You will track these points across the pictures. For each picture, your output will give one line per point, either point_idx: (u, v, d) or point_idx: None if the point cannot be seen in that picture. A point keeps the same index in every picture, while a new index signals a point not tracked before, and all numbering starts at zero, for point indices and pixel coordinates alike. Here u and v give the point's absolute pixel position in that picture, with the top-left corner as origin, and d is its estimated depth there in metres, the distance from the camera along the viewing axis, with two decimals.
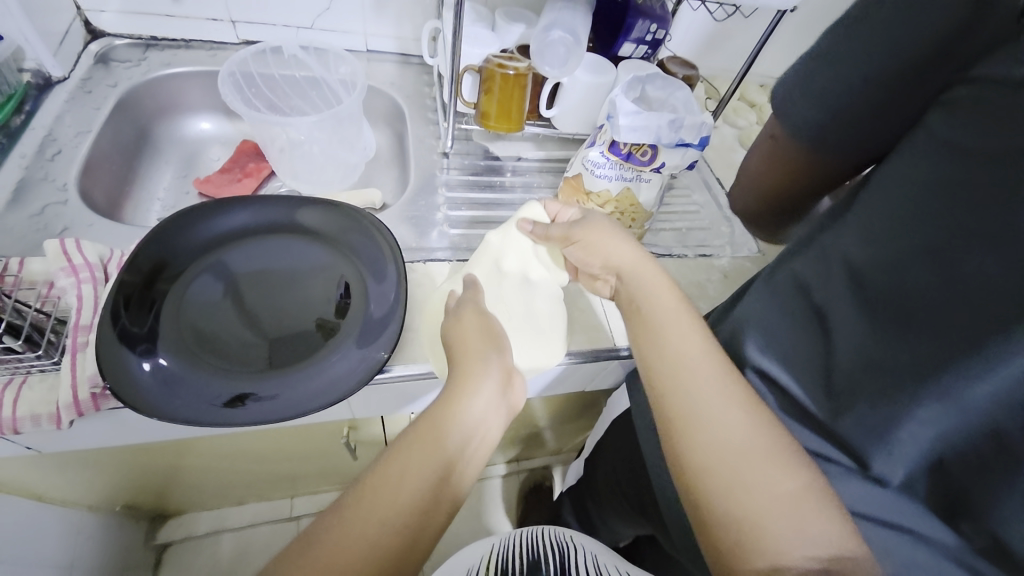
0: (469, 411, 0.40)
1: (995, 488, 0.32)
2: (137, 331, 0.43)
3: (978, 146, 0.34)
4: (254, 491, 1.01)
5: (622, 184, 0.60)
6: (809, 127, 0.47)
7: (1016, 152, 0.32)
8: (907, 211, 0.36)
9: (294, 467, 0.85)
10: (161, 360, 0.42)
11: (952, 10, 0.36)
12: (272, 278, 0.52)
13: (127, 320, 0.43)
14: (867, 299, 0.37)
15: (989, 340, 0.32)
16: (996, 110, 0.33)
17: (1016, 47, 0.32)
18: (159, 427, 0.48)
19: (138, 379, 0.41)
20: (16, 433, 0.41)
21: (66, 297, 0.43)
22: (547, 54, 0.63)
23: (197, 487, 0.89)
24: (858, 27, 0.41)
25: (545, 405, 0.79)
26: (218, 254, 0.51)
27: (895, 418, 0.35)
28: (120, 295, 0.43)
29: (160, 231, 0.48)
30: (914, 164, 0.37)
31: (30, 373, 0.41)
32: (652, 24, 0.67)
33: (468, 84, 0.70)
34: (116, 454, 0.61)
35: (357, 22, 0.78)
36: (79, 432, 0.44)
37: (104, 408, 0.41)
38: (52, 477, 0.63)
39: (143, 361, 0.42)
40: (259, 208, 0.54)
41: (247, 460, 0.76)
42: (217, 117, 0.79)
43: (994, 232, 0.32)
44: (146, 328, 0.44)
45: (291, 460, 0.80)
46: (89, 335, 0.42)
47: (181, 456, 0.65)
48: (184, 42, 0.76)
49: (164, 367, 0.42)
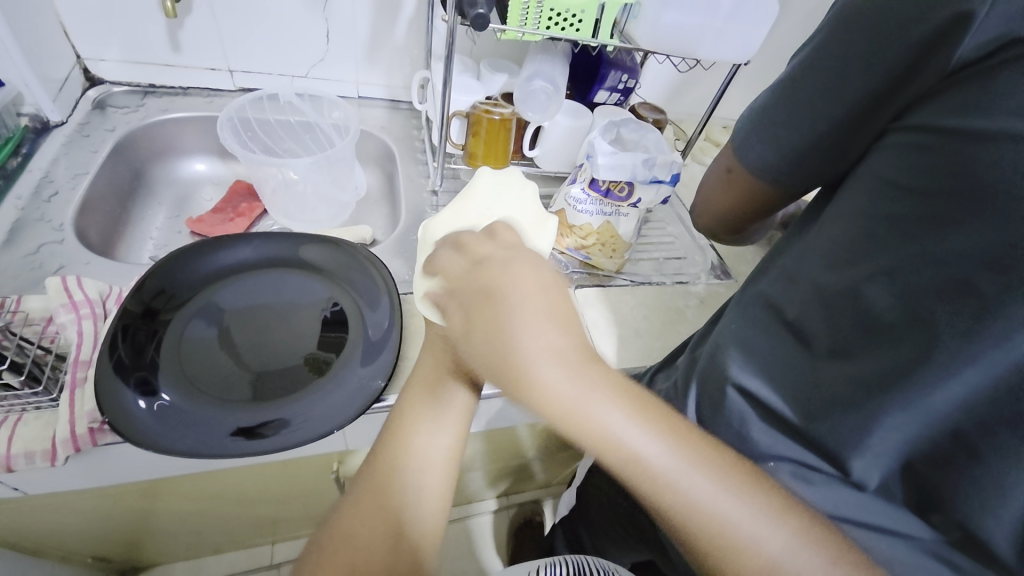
0: (416, 433, 0.40)
1: (961, 484, 0.34)
2: (133, 365, 0.43)
3: (916, 184, 0.35)
4: (233, 539, 0.97)
5: (602, 219, 0.65)
6: (766, 165, 0.46)
7: (954, 190, 0.33)
8: (863, 240, 0.38)
9: (278, 509, 0.83)
10: (164, 396, 0.43)
11: (890, 56, 0.36)
12: (269, 312, 0.53)
13: (125, 351, 0.43)
14: (830, 320, 0.39)
15: (946, 360, 0.33)
16: (931, 153, 0.35)
17: (945, 98, 0.34)
18: (153, 465, 0.47)
19: (135, 415, 0.41)
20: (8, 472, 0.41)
21: (66, 333, 0.44)
22: (529, 100, 0.69)
23: (174, 535, 0.85)
24: (803, 70, 0.41)
25: (535, 433, 0.80)
26: (218, 288, 0.53)
27: (866, 427, 0.37)
28: (121, 325, 0.45)
29: (164, 265, 0.50)
30: (864, 198, 0.38)
31: (27, 410, 0.41)
32: (623, 75, 0.74)
33: (456, 127, 0.75)
34: (98, 499, 0.59)
35: (349, 72, 0.83)
36: (72, 471, 0.44)
37: (101, 443, 0.41)
38: (26, 526, 0.60)
39: (140, 399, 0.42)
40: (259, 244, 0.56)
41: (232, 502, 0.74)
42: (211, 158, 0.81)
43: (939, 260, 0.33)
44: (145, 360, 0.45)
45: (278, 500, 0.78)
46: (88, 370, 0.42)
47: (165, 499, 0.64)
48: (181, 89, 0.79)
49: (166, 402, 0.43)
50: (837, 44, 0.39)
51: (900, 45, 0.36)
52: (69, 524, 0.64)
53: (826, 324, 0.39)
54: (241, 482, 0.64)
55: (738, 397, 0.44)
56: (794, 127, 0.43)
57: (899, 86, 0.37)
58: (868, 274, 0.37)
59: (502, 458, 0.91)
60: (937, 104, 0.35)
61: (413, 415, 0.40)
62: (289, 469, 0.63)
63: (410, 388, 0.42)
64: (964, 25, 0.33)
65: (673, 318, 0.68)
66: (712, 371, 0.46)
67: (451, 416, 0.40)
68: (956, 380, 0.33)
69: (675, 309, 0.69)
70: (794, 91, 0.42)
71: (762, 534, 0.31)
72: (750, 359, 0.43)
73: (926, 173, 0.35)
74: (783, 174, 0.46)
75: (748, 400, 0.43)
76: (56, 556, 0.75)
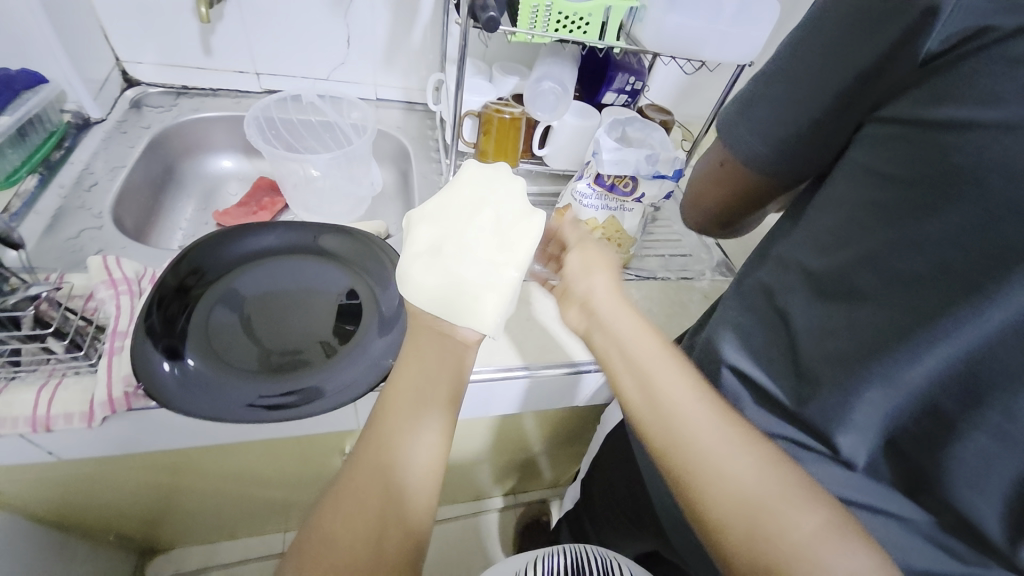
0: (398, 425, 0.39)
1: (947, 462, 0.34)
2: (164, 333, 0.47)
3: (898, 168, 0.36)
4: (249, 524, 1.00)
5: (608, 213, 0.67)
6: (754, 157, 0.47)
7: (934, 172, 0.34)
8: (851, 224, 0.39)
9: (292, 493, 0.86)
10: (189, 362, 0.47)
11: (871, 45, 0.38)
12: (290, 295, 0.56)
13: (157, 318, 0.47)
14: (817, 303, 0.40)
15: (926, 337, 0.33)
16: (913, 138, 0.36)
17: (922, 89, 0.36)
18: (177, 433, 0.50)
19: (160, 377, 0.44)
20: (47, 433, 0.44)
21: (105, 307, 0.47)
22: (538, 100, 0.72)
23: (193, 516, 0.89)
24: (793, 59, 0.43)
25: (542, 426, 0.82)
26: (245, 270, 0.56)
27: (846, 406, 0.37)
28: (156, 295, 0.48)
29: (197, 245, 0.54)
30: (852, 184, 0.40)
31: (67, 375, 0.44)
32: (630, 76, 0.77)
33: (468, 127, 0.78)
34: (126, 472, 0.63)
35: (369, 75, 0.87)
36: (104, 434, 0.47)
37: (135, 407, 0.44)
38: (59, 495, 0.64)
39: (166, 362, 0.45)
40: (285, 231, 0.59)
41: (249, 484, 0.78)
42: (237, 156, 0.86)
43: (920, 239, 0.34)
44: (174, 329, 0.48)
45: (292, 484, 0.81)
46: (125, 340, 0.46)
47: (187, 475, 0.67)
48: (212, 91, 0.84)
49: (189, 368, 0.46)
50: (823, 37, 0.41)
51: (881, 34, 0.38)
52: (98, 496, 0.68)
53: (815, 307, 0.40)
54: (258, 461, 0.67)
55: (731, 380, 0.45)
56: (784, 119, 0.45)
57: (878, 76, 0.39)
58: (854, 257, 0.38)
59: (509, 451, 0.93)
60: (914, 96, 0.36)
61: (394, 409, 0.39)
62: (304, 449, 0.66)
63: (390, 382, 0.41)
64: (930, 22, 0.35)
65: (677, 312, 0.69)
66: (706, 357, 0.47)
67: (435, 405, 0.40)
68: (928, 356, 0.34)
69: (679, 304, 0.71)
70: (781, 86, 0.44)
71: (738, 464, 0.34)
72: (744, 345, 0.44)
73: (911, 161, 0.36)
74: (774, 166, 0.47)
75: (739, 383, 0.44)
76: (84, 529, 0.79)
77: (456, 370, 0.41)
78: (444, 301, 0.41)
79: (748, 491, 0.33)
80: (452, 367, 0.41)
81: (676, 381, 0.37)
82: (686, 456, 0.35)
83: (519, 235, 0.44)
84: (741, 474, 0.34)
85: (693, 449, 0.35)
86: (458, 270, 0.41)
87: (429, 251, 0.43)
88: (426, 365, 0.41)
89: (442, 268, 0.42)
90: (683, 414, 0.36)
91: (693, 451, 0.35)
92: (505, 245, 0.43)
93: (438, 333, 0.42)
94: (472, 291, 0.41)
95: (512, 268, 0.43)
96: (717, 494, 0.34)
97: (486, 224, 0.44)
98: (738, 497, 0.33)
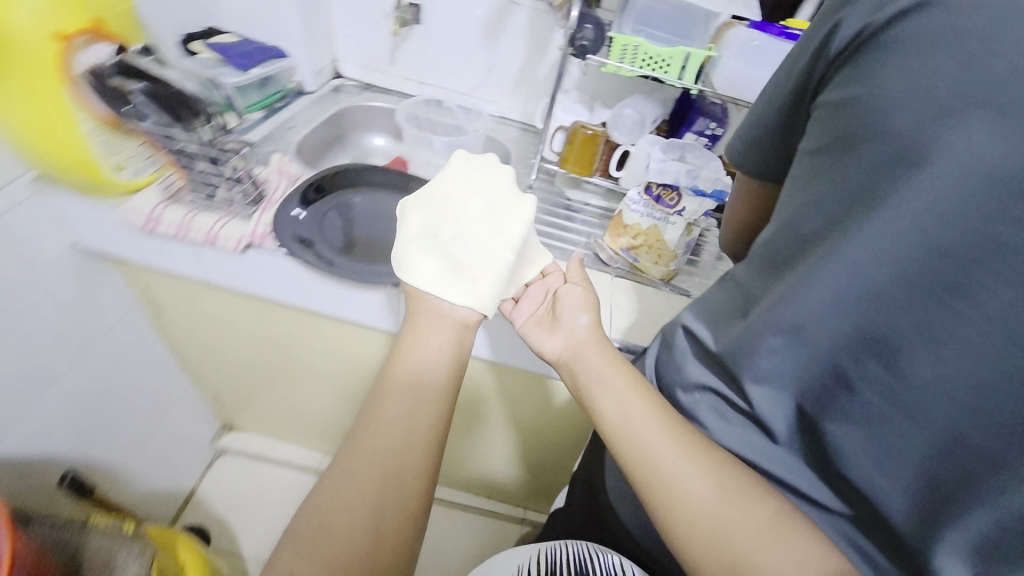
0: (399, 418, 0.44)
1: (842, 420, 0.37)
2: (310, 201, 0.72)
3: (816, 144, 0.41)
4: (297, 431, 1.18)
5: (651, 221, 0.75)
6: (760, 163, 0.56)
7: (836, 137, 0.38)
8: (787, 198, 0.43)
9: (337, 406, 1.03)
10: (301, 213, 0.70)
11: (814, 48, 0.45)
12: (384, 218, 0.75)
13: (309, 196, 0.72)
14: (759, 270, 0.44)
15: (811, 276, 0.37)
16: (824, 115, 0.40)
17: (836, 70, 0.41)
18: (274, 287, 0.70)
19: (282, 213, 0.68)
20: (210, 252, 0.68)
21: (270, 186, 0.73)
22: (618, 123, 0.86)
23: (265, 401, 1.10)
24: (779, 77, 0.51)
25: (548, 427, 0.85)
26: (368, 192, 0.77)
27: (754, 353, 0.40)
28: (315, 182, 0.73)
29: (350, 167, 0.77)
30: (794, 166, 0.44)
31: (236, 215, 0.68)
32: (710, 122, 0.86)
33: (558, 139, 0.93)
34: (237, 328, 0.85)
35: (498, 96, 1.10)
36: (235, 270, 0.69)
37: (263, 246, 0.66)
38: (196, 328, 0.89)
39: (293, 208, 0.70)
40: (401, 179, 0.79)
41: (309, 381, 0.96)
42: (387, 138, 1.13)
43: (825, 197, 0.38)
44: (309, 199, 0.72)
45: (339, 394, 0.98)
46: (272, 206, 0.70)
47: (273, 348, 0.87)
48: (386, 89, 1.13)
49: (298, 219, 0.69)
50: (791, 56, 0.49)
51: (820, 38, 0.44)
52: (216, 343, 0.92)
53: (756, 274, 0.44)
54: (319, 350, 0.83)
55: (683, 339, 0.48)
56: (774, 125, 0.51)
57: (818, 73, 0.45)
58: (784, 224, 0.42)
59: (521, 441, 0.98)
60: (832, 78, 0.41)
61: (399, 398, 0.45)
62: (353, 351, 0.81)
63: (381, 384, 0.47)
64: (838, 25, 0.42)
65: None
66: (669, 324, 0.51)
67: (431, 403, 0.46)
68: (815, 293, 0.36)
69: None
70: (769, 97, 0.51)
71: (697, 480, 0.38)
72: (700, 313, 0.48)
73: (823, 135, 0.40)
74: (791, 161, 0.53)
75: (689, 342, 0.48)
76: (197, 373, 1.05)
77: (452, 352, 0.48)
78: (445, 283, 0.49)
79: (704, 506, 0.37)
80: (447, 359, 0.48)
81: (648, 412, 0.42)
82: (649, 473, 0.39)
83: (505, 217, 0.53)
84: (699, 489, 0.38)
85: (654, 464, 0.39)
86: (460, 257, 0.51)
87: (429, 237, 0.51)
88: (428, 359, 0.47)
89: (443, 251, 0.50)
90: (648, 436, 0.40)
91: (659, 472, 0.39)
92: (495, 227, 0.52)
93: (439, 314, 0.49)
94: (472, 273, 0.50)
95: (507, 252, 0.51)
96: (674, 508, 0.37)
97: (477, 210, 0.53)
98: (697, 512, 0.37)
